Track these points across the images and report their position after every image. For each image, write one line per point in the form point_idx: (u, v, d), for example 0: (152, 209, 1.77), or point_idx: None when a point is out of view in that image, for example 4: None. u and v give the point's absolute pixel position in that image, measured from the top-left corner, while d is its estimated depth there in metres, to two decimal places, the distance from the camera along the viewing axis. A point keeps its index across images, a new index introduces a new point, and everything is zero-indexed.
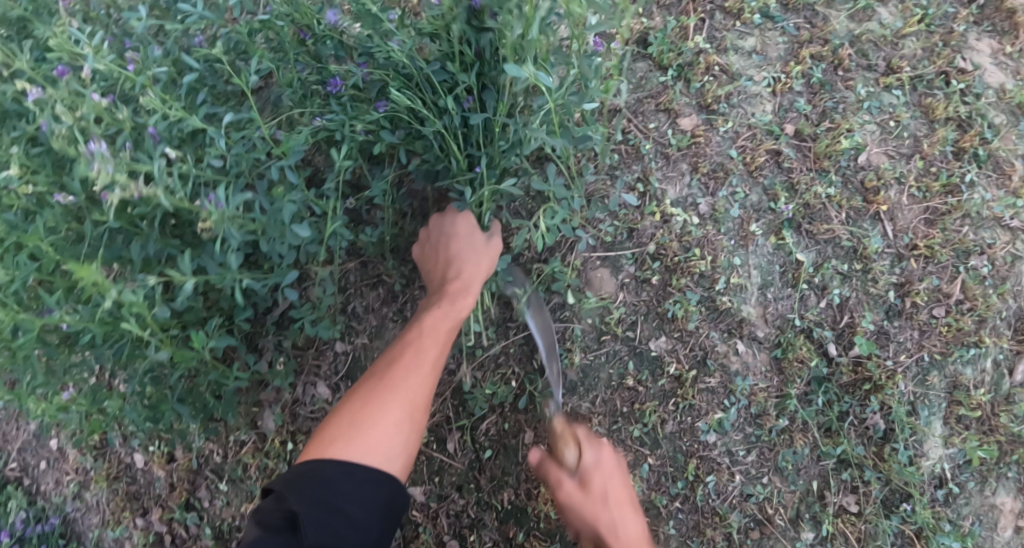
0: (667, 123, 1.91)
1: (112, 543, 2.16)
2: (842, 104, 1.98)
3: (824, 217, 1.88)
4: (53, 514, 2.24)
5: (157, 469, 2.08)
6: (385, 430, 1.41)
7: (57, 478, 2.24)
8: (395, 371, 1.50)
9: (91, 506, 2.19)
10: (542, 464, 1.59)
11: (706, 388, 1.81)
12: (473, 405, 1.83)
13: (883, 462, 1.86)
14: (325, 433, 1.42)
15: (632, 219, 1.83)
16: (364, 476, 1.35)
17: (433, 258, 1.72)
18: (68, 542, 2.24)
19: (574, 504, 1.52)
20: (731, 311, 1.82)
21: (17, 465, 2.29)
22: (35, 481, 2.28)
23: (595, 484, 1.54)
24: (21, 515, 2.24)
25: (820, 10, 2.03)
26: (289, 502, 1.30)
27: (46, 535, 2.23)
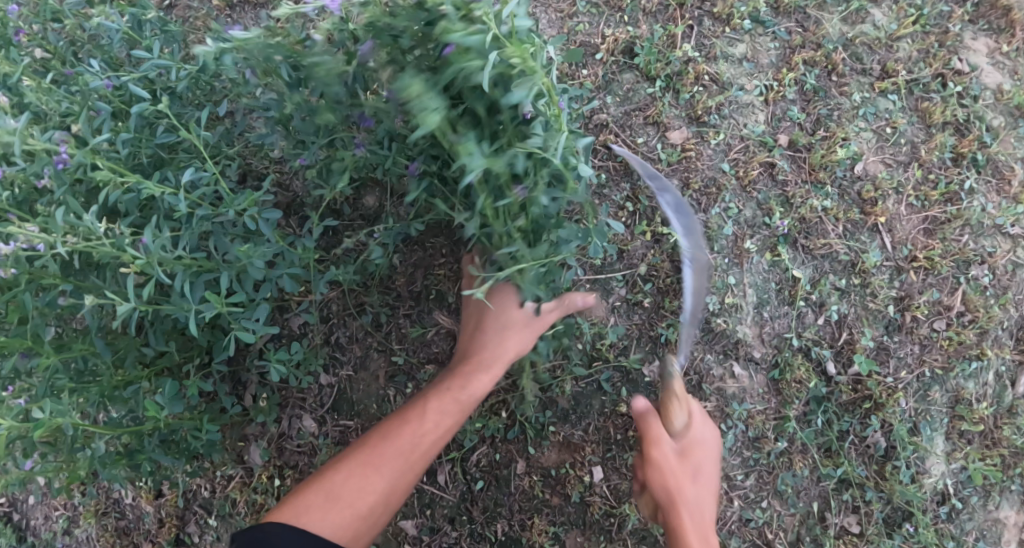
0: (656, 137, 1.84)
1: None
2: (837, 111, 1.91)
3: (821, 231, 1.81)
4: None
5: (145, 505, 2.00)
6: (357, 509, 1.38)
7: (46, 513, 2.15)
8: (390, 447, 1.44)
9: (80, 543, 2.11)
10: (644, 414, 1.40)
11: (702, 413, 1.75)
12: (463, 437, 1.76)
13: (885, 481, 1.81)
14: (306, 492, 1.39)
15: (622, 240, 1.77)
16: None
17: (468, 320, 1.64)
18: None
19: (667, 469, 1.37)
20: (727, 333, 1.76)
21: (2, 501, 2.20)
22: (24, 516, 2.19)
23: (692, 457, 1.41)
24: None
25: (812, 13, 1.96)
26: None
27: None
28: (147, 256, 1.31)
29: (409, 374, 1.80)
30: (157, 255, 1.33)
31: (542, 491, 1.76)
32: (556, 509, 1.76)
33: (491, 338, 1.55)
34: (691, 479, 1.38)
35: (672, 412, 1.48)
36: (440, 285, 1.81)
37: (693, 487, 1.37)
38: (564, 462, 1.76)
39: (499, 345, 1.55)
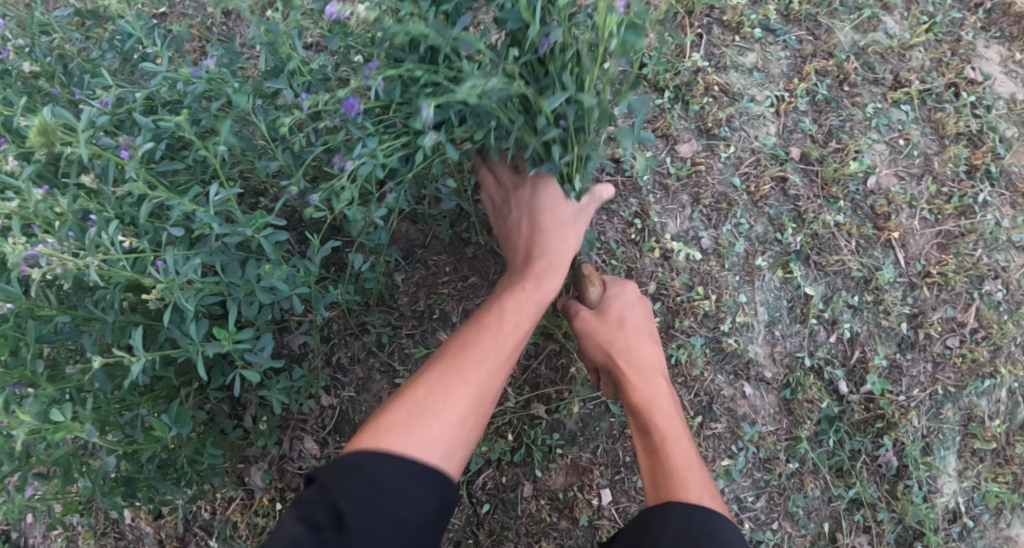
0: (665, 150, 1.78)
1: None
2: (849, 122, 1.87)
3: (834, 247, 1.77)
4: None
5: (146, 526, 1.89)
6: (446, 421, 1.20)
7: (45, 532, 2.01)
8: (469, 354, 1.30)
9: None
10: (565, 300, 1.55)
11: (713, 435, 1.72)
12: (468, 460, 1.71)
13: (896, 500, 1.78)
14: (382, 413, 1.22)
15: (630, 257, 1.72)
16: (423, 478, 1.15)
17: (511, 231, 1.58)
18: None
19: (592, 330, 1.47)
20: (738, 352, 1.72)
21: None
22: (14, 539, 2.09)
23: (612, 312, 1.49)
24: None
25: (823, 21, 1.92)
26: (330, 493, 1.12)
27: None
28: (168, 281, 1.29)
29: None
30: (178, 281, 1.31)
31: (549, 515, 1.72)
32: (565, 533, 1.71)
33: (547, 236, 1.53)
34: (618, 329, 1.47)
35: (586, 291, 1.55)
36: (444, 303, 1.78)
37: (623, 333, 1.46)
38: (573, 485, 1.72)
39: (557, 242, 1.54)
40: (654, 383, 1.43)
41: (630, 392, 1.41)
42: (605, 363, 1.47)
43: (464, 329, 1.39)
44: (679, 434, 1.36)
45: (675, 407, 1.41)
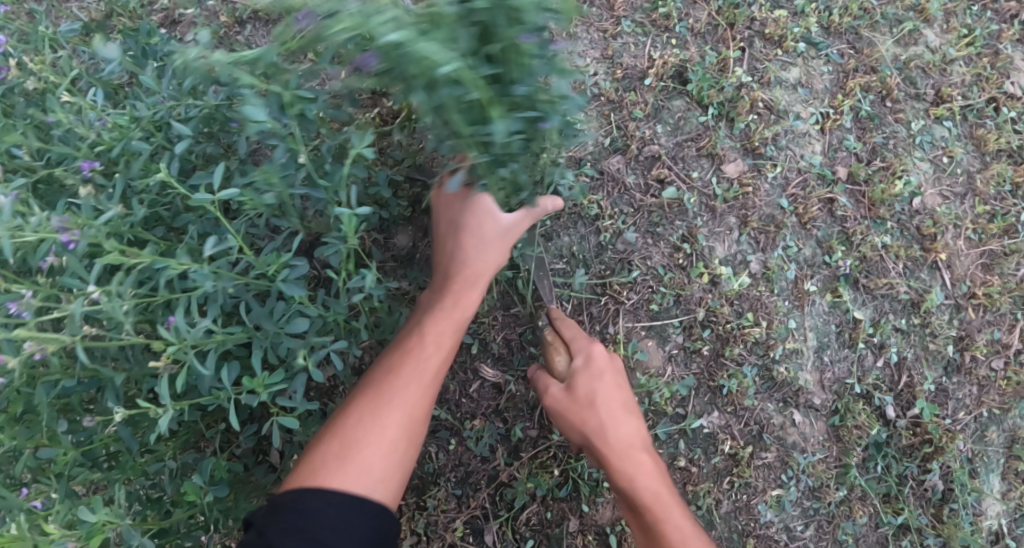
0: (711, 170, 1.72)
1: None
2: (893, 139, 1.82)
3: (882, 270, 1.73)
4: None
5: None
6: (374, 462, 1.17)
7: None
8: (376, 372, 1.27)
9: None
10: (533, 372, 1.50)
11: (762, 465, 1.68)
12: (513, 496, 1.64)
13: (943, 525, 1.76)
14: (311, 449, 1.19)
15: (679, 283, 1.66)
16: (358, 509, 1.13)
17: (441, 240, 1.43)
18: None
19: (562, 410, 1.40)
20: (789, 381, 1.68)
21: None
22: None
23: (581, 388, 1.39)
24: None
25: (864, 34, 1.86)
26: (266, 534, 1.09)
27: None
28: (178, 341, 1.11)
29: (452, 428, 1.65)
30: (190, 338, 1.10)
31: None
32: None
33: (468, 249, 1.37)
34: (588, 408, 1.37)
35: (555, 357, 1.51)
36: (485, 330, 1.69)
37: (597, 413, 1.36)
38: (620, 518, 1.66)
39: (480, 257, 1.38)
40: (637, 462, 1.35)
41: (609, 475, 1.35)
42: (586, 445, 1.39)
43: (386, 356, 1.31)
44: (667, 507, 1.31)
45: (661, 482, 1.34)
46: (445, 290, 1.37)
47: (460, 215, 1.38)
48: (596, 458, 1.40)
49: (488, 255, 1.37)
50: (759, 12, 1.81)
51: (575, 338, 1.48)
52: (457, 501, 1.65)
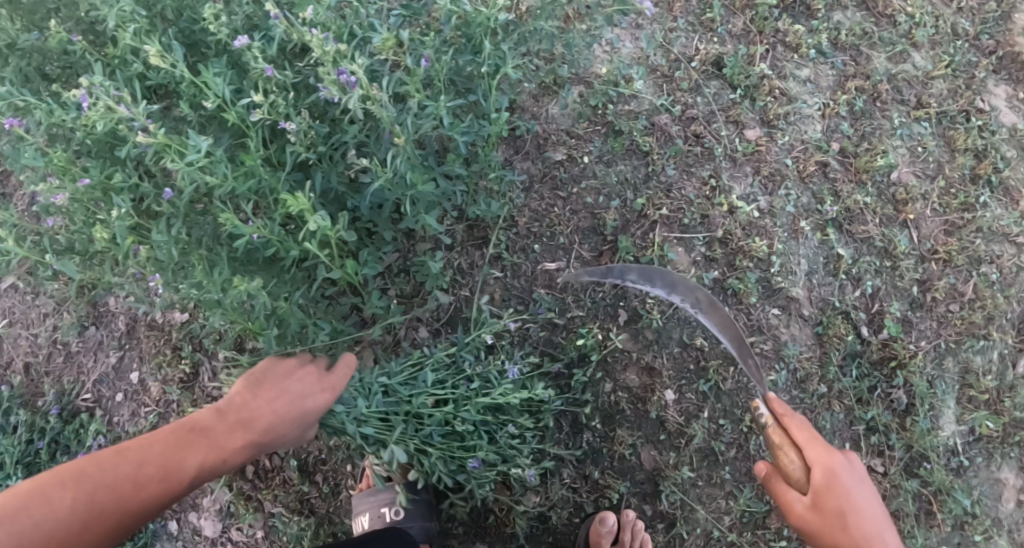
0: (736, 133, 2.27)
1: None
2: (879, 129, 2.33)
3: (862, 220, 2.23)
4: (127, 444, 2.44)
5: None
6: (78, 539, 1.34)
7: (133, 410, 2.46)
8: (124, 466, 1.41)
9: None
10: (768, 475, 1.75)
11: (759, 353, 2.14)
12: (563, 353, 2.12)
13: (906, 430, 2.16)
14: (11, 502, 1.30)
15: (704, 208, 2.19)
16: None
17: (249, 388, 1.65)
18: None
19: (816, 527, 1.67)
20: (784, 290, 2.16)
21: (90, 396, 2.49)
22: (108, 413, 2.48)
23: (830, 506, 1.67)
24: (98, 441, 2.43)
25: (864, 50, 2.40)
26: None
27: None
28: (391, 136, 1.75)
29: (521, 298, 2.15)
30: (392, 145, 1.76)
31: (625, 406, 2.11)
32: (635, 423, 2.10)
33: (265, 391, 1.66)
34: (840, 521, 1.67)
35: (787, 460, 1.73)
36: (555, 226, 2.19)
37: (838, 492, 1.67)
38: (645, 384, 2.11)
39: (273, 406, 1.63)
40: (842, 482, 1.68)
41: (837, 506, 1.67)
42: (816, 499, 1.67)
43: (131, 454, 1.43)
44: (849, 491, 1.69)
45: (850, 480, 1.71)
46: (229, 418, 1.58)
47: (280, 377, 1.69)
48: (817, 500, 1.67)
49: (272, 415, 1.61)
50: (782, 25, 2.38)
51: (812, 448, 1.71)
52: (517, 354, 2.12)
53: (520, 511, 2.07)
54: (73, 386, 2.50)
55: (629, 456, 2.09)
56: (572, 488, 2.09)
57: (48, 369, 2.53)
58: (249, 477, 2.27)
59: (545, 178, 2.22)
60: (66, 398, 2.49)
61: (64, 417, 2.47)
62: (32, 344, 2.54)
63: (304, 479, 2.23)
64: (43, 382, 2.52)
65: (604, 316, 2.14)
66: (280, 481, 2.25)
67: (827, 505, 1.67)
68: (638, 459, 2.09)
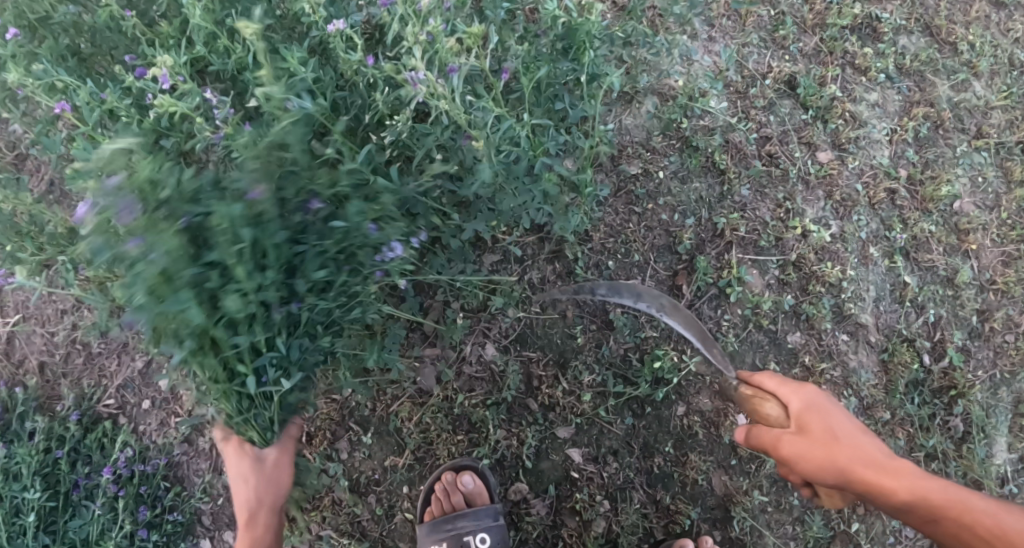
0: (808, 154, 2.24)
1: (223, 489, 2.30)
2: (941, 158, 2.33)
3: (927, 249, 2.24)
4: (156, 456, 2.31)
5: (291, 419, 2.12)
6: None
7: (162, 419, 2.35)
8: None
9: (201, 451, 2.32)
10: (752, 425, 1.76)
11: (830, 379, 2.14)
12: (639, 375, 2.06)
13: (964, 457, 2.19)
14: None
15: (779, 230, 2.16)
16: None
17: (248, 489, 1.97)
18: (170, 485, 2.30)
19: (804, 450, 1.63)
20: (854, 316, 2.16)
21: (113, 402, 2.36)
22: (132, 421, 2.35)
23: (812, 427, 1.65)
24: (125, 453, 2.26)
25: (927, 76, 2.39)
26: None
27: (147, 476, 2.27)
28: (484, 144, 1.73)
29: (596, 316, 2.08)
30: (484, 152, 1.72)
31: (697, 430, 2.07)
32: (708, 448, 2.07)
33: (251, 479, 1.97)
34: (833, 443, 1.62)
35: (766, 407, 1.77)
36: (629, 244, 2.14)
37: (818, 415, 1.66)
38: (720, 407, 2.08)
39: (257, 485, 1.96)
40: (822, 406, 1.68)
41: (816, 427, 1.64)
42: (799, 425, 1.67)
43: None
44: (832, 414, 1.67)
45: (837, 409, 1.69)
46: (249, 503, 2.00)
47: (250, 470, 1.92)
48: (798, 426, 1.67)
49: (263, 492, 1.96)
50: (851, 47, 2.36)
51: (782, 386, 1.75)
52: (590, 375, 2.06)
53: (590, 536, 2.03)
54: (95, 390, 2.36)
55: (700, 481, 2.06)
56: (643, 513, 2.05)
57: (66, 371, 2.38)
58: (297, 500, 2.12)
59: (619, 194, 2.16)
60: (87, 403, 2.34)
61: (84, 424, 2.31)
62: (47, 343, 2.38)
63: (357, 501, 2.12)
64: (60, 384, 2.37)
65: (679, 336, 2.09)
66: (331, 502, 2.12)
67: (811, 426, 1.65)
68: (709, 484, 2.06)
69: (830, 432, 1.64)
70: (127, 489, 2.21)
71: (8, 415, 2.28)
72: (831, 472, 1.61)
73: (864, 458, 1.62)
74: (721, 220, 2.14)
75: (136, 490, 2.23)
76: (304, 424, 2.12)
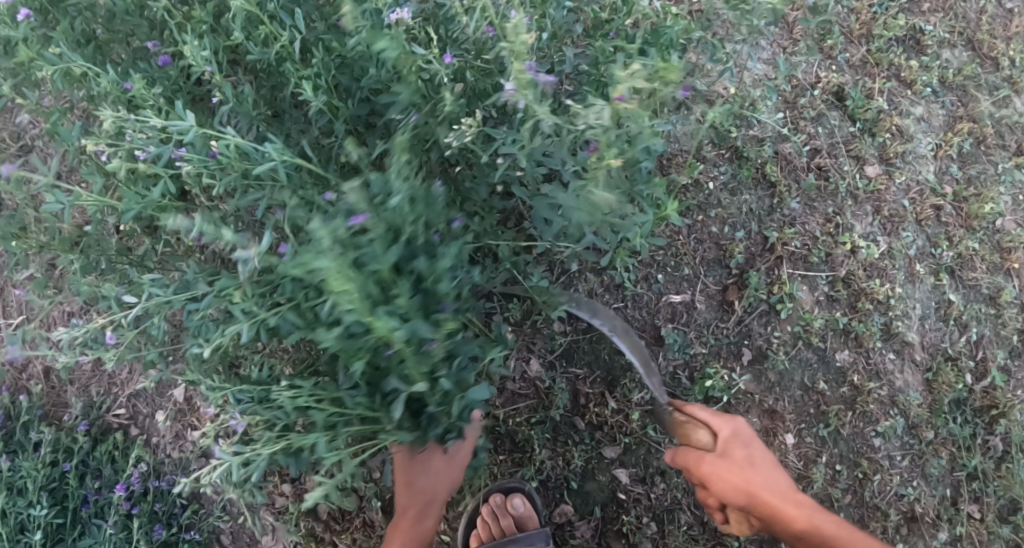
0: (856, 168, 2.20)
1: (243, 508, 2.17)
2: (983, 175, 2.30)
3: (971, 267, 2.22)
4: (172, 471, 2.20)
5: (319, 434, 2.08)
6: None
7: (177, 432, 2.24)
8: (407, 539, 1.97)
9: (219, 468, 2.19)
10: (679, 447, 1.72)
11: (878, 397, 2.10)
12: (690, 395, 2.02)
13: (1006, 478, 2.16)
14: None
15: (829, 246, 2.12)
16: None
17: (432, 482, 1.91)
18: (187, 503, 2.18)
19: (723, 472, 1.61)
20: (901, 334, 2.12)
21: (123, 412, 2.27)
22: (144, 432, 2.26)
23: (736, 452, 1.65)
24: (139, 468, 2.16)
25: (970, 90, 2.35)
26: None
27: (162, 494, 2.15)
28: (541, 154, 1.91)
29: (643, 333, 2.04)
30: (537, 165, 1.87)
31: None
32: None
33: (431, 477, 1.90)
34: (747, 466, 1.62)
35: (695, 434, 1.75)
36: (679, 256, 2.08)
37: (747, 447, 1.67)
38: (767, 427, 2.06)
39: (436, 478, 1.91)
40: (748, 438, 1.69)
41: (738, 452, 1.64)
42: (722, 450, 1.66)
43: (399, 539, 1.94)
44: (755, 445, 1.68)
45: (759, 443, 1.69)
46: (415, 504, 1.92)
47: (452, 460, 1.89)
48: (721, 449, 1.66)
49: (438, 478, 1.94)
50: (897, 59, 2.31)
51: (715, 416, 1.73)
52: (638, 393, 1.98)
53: None
54: (103, 399, 2.27)
55: None
56: (691, 536, 1.98)
57: (73, 378, 2.29)
58: (324, 518, 2.13)
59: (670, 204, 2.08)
60: (95, 413, 2.25)
61: (93, 434, 2.22)
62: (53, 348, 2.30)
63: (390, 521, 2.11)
64: (67, 392, 2.28)
65: (728, 354, 2.06)
66: (361, 522, 2.12)
67: (733, 452, 1.65)
68: None
69: (750, 460, 1.64)
70: (141, 507, 2.08)
71: (10, 423, 2.19)
72: (742, 496, 1.58)
73: (774, 487, 1.60)
74: (774, 234, 2.09)
75: (150, 508, 2.11)
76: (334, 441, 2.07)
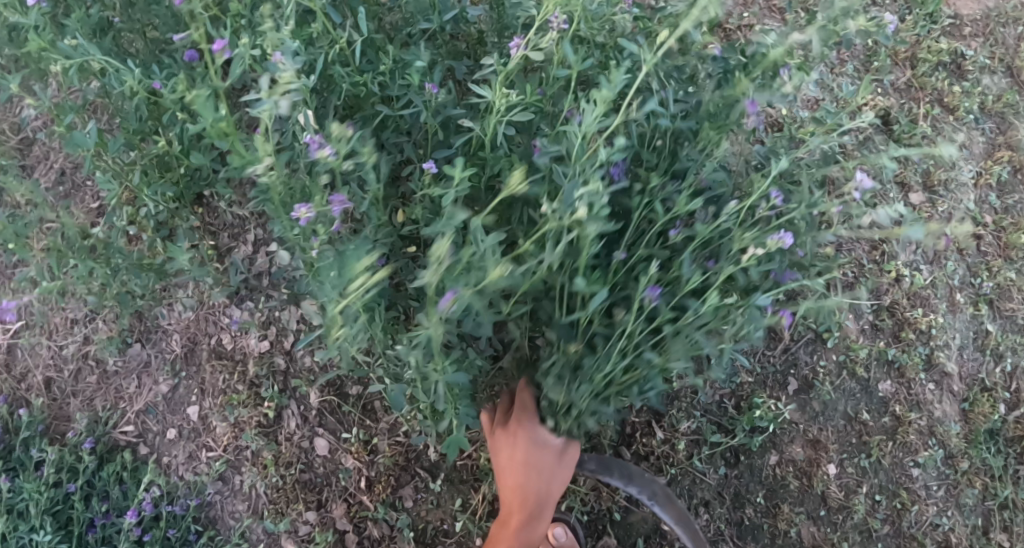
0: (900, 194, 2.19)
1: (263, 535, 2.06)
2: (1021, 204, 2.28)
3: (1009, 297, 2.21)
4: (186, 496, 2.06)
5: (350, 460, 2.07)
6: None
7: (190, 452, 2.09)
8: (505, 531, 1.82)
9: (237, 491, 2.07)
10: None
11: (918, 427, 2.09)
12: (738, 425, 1.99)
13: None
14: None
15: (875, 274, 2.11)
16: None
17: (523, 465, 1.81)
18: (202, 529, 2.04)
19: None
20: (941, 364, 2.11)
21: (131, 429, 2.11)
22: (154, 452, 2.10)
23: None
24: (152, 492, 2.01)
25: (1010, 118, 2.32)
26: None
27: (175, 519, 2.02)
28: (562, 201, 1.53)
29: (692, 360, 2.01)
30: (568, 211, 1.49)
31: (789, 480, 2.02)
32: (798, 499, 2.03)
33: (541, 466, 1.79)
34: None
35: None
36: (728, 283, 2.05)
37: None
38: (810, 456, 2.04)
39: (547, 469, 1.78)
40: None
41: None
42: None
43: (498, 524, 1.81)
44: None
45: None
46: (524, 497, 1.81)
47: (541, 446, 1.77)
48: None
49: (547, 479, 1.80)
50: (940, 83, 2.28)
51: None
52: (682, 424, 1.99)
53: None
54: (110, 414, 2.11)
55: (790, 535, 2.02)
56: None
57: (76, 390, 2.13)
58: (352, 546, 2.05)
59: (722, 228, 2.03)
60: (101, 429, 2.09)
61: (99, 452, 2.06)
62: (55, 357, 2.13)
63: None
64: (69, 404, 2.12)
65: (774, 382, 2.04)
66: None
67: None
68: (799, 537, 2.02)
69: None
70: (153, 534, 1.94)
71: (9, 438, 2.04)
72: None
73: None
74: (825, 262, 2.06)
75: (163, 534, 1.97)
76: (365, 470, 2.07)
